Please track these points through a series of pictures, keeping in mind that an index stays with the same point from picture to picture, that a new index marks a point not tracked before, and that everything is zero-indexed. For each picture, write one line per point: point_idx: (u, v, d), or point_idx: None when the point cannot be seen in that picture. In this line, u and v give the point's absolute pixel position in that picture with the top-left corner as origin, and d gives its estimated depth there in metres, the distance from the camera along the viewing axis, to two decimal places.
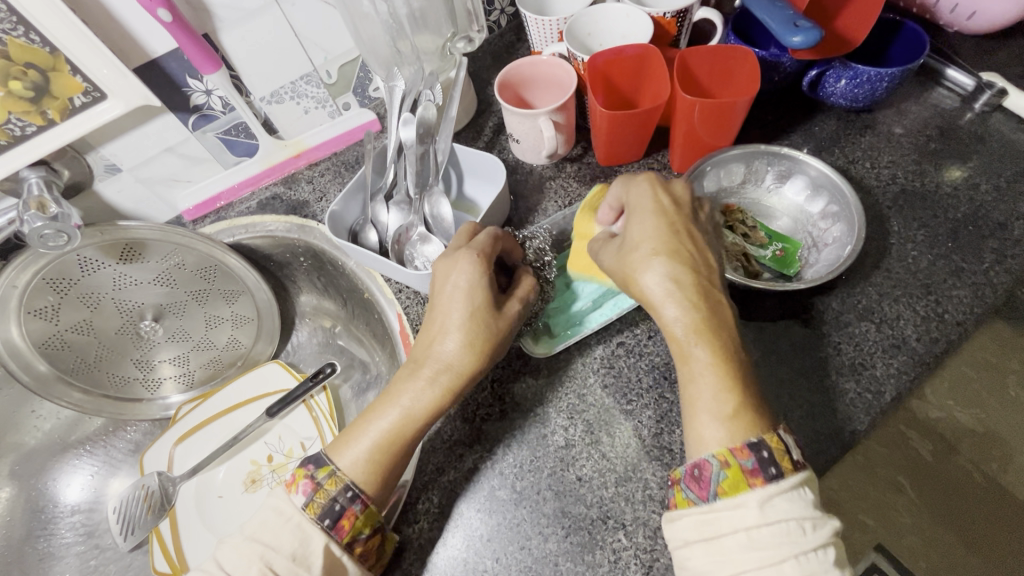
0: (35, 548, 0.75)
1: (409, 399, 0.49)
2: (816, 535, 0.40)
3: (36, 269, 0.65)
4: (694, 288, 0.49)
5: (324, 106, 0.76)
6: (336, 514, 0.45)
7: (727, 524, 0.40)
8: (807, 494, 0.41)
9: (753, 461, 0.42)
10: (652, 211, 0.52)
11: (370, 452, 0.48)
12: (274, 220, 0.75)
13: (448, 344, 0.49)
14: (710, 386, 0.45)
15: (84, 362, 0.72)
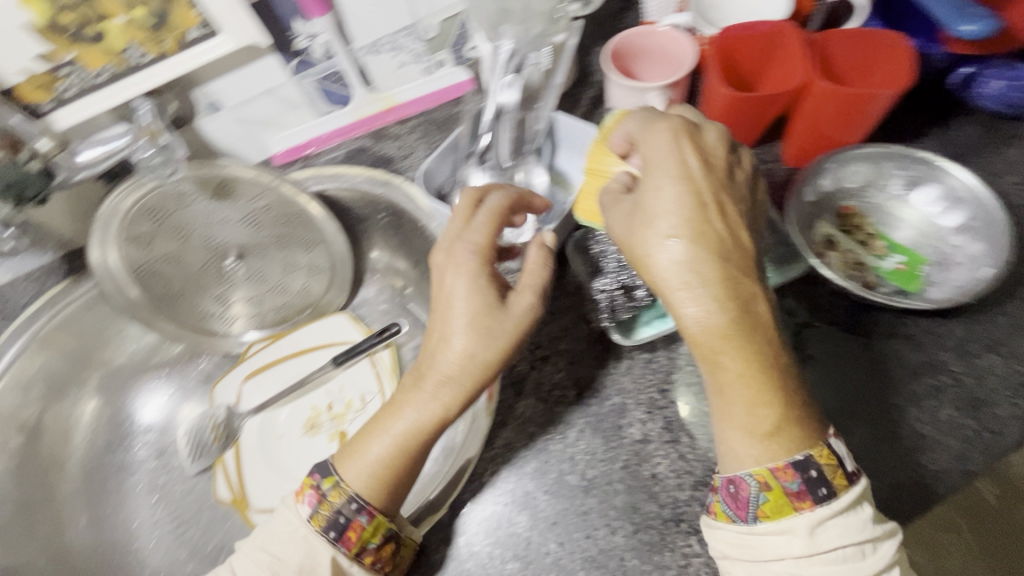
0: (112, 459, 0.77)
1: (412, 411, 0.46)
2: (873, 558, 0.39)
3: (138, 196, 0.68)
4: (722, 278, 0.42)
5: (419, 62, 0.74)
6: (338, 529, 0.44)
7: (772, 548, 0.39)
8: (862, 510, 0.39)
9: (798, 482, 0.39)
10: (669, 175, 0.44)
11: (379, 462, 0.46)
12: (359, 173, 0.74)
13: (447, 358, 0.46)
14: (740, 401, 0.41)
15: (170, 291, 0.75)
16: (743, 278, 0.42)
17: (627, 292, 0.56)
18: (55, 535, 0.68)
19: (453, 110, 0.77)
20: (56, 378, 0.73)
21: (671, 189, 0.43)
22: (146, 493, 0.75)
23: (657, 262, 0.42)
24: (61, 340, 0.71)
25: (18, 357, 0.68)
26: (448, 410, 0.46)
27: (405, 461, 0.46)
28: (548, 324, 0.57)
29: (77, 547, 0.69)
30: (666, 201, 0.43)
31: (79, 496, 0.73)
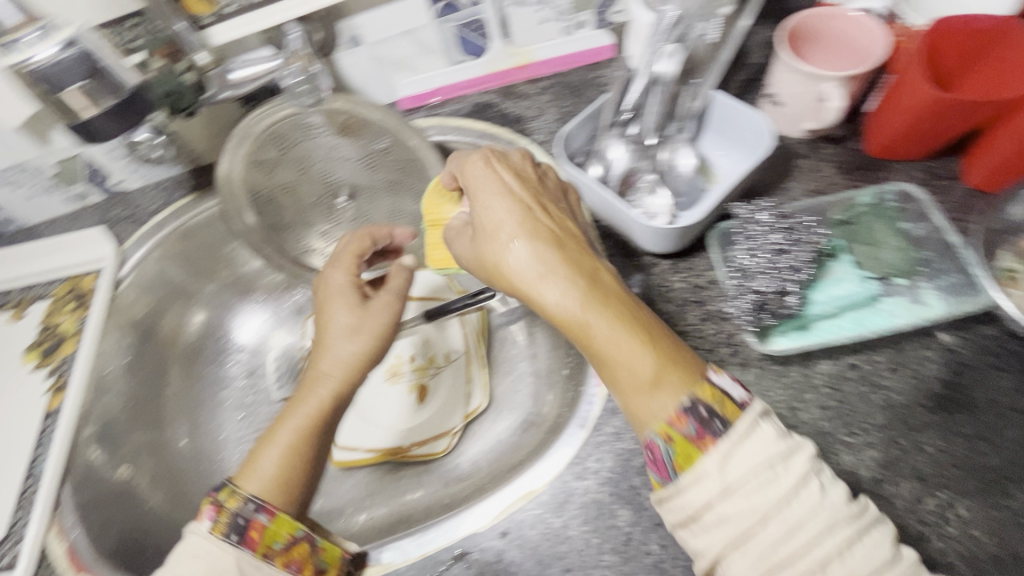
0: (210, 374, 0.76)
1: (301, 413, 0.48)
2: (791, 476, 0.36)
3: (269, 121, 0.68)
4: (540, 249, 0.43)
5: (560, 20, 0.70)
6: (240, 528, 0.44)
7: (698, 497, 0.36)
8: (764, 430, 0.37)
9: (695, 425, 0.37)
10: (484, 176, 0.48)
11: (279, 458, 0.47)
12: (482, 128, 0.72)
13: (325, 358, 0.49)
14: (626, 353, 0.40)
15: (281, 220, 0.76)
16: (582, 256, 0.44)
17: (783, 294, 0.49)
18: (160, 435, 0.68)
19: (588, 76, 0.72)
20: (172, 287, 0.74)
21: (500, 189, 0.47)
22: (235, 413, 0.75)
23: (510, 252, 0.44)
24: (182, 250, 0.73)
25: (144, 260, 0.71)
26: (340, 392, 0.50)
27: (302, 447, 0.48)
28: (671, 318, 0.53)
29: (181, 456, 0.69)
30: (494, 187, 0.47)
31: (181, 406, 0.72)
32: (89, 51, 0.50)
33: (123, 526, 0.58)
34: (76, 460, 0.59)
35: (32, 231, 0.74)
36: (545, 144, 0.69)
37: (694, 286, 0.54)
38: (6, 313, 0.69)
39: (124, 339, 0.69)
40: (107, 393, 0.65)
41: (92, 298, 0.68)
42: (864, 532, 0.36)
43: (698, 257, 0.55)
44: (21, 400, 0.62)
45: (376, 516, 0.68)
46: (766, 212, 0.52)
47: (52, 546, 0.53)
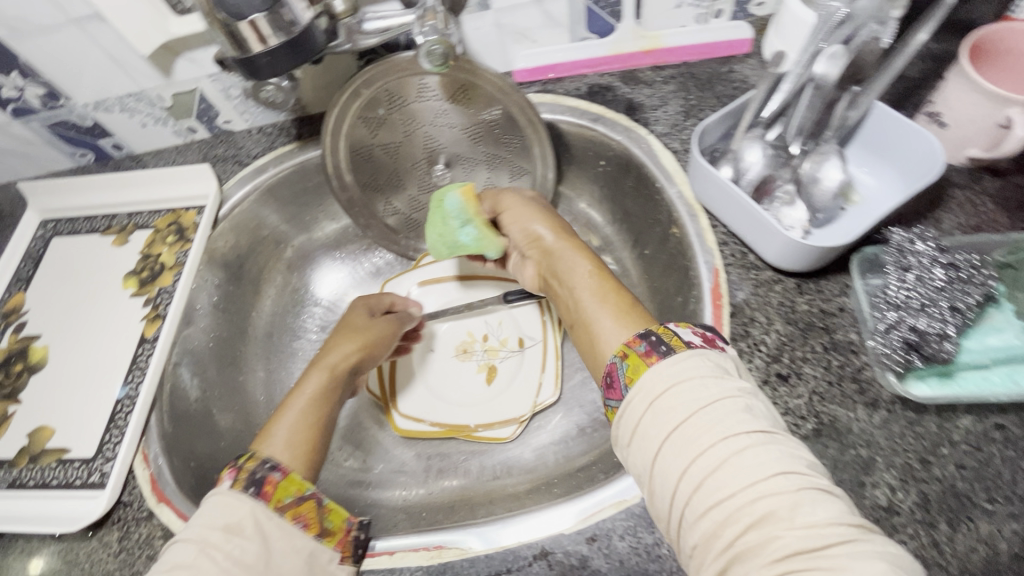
0: (288, 324, 0.77)
1: (309, 386, 0.54)
2: (720, 389, 0.38)
3: (382, 78, 0.65)
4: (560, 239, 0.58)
5: (697, 6, 0.65)
6: (257, 483, 0.43)
7: (641, 407, 0.39)
8: (707, 358, 0.40)
9: (645, 346, 0.42)
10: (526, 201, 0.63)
11: (293, 434, 0.48)
12: (598, 112, 0.67)
13: (335, 354, 0.58)
14: (611, 317, 0.48)
15: (376, 180, 0.74)
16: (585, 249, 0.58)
17: (940, 337, 0.43)
18: (238, 378, 0.69)
19: (720, 69, 0.67)
20: (260, 232, 0.74)
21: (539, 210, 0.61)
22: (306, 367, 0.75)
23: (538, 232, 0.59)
24: (277, 196, 0.73)
25: (241, 201, 0.71)
26: (335, 373, 0.56)
27: (315, 426, 0.50)
28: (792, 342, 0.49)
29: (261, 402, 0.70)
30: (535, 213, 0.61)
31: (261, 350, 0.73)
32: None
33: (199, 461, 0.59)
34: (163, 392, 0.60)
35: (138, 159, 0.75)
36: (663, 137, 0.64)
37: (821, 311, 0.50)
38: (110, 236, 0.71)
39: (212, 278, 0.69)
40: (195, 328, 0.66)
41: (191, 233, 0.68)
42: (795, 454, 0.35)
43: (828, 280, 0.51)
44: (119, 322, 0.64)
45: (432, 493, 0.66)
46: (924, 242, 0.46)
47: (136, 472, 0.55)
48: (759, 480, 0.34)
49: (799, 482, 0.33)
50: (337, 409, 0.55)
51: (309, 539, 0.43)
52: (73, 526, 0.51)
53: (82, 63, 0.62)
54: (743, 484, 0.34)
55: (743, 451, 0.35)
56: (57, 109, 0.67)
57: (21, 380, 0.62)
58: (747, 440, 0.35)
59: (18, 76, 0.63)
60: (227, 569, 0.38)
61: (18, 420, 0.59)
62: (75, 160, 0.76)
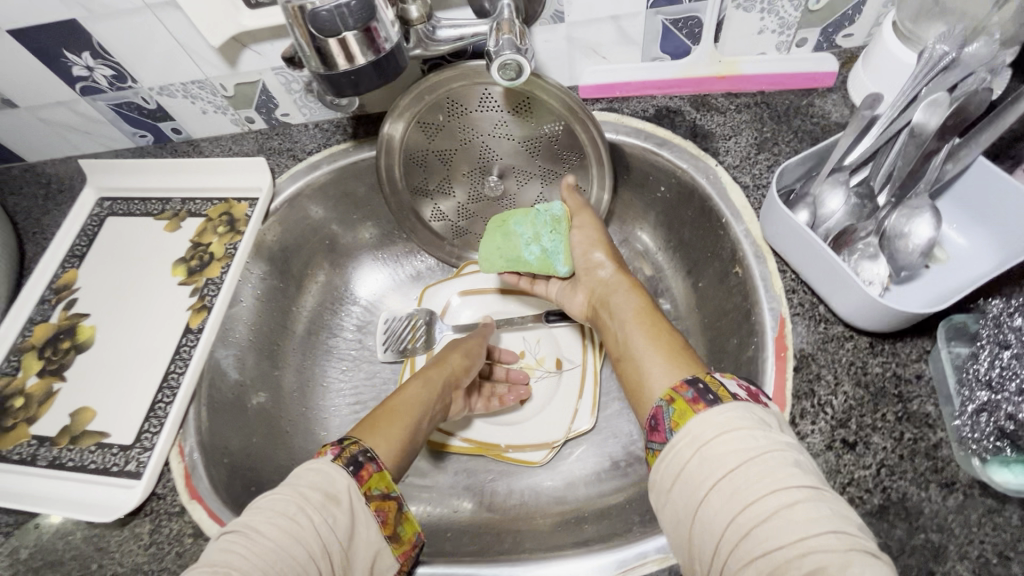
0: (325, 322, 0.76)
1: (415, 391, 0.57)
2: (768, 439, 0.37)
3: (446, 84, 0.62)
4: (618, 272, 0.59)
5: (780, 34, 0.62)
6: (357, 465, 0.45)
7: (685, 454, 0.38)
8: (753, 409, 0.39)
9: (692, 392, 0.41)
10: (591, 222, 0.62)
11: (393, 436, 0.50)
12: (665, 136, 0.65)
13: (439, 367, 0.61)
14: (659, 358, 0.46)
15: (426, 185, 0.71)
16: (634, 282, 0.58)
17: None
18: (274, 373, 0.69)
19: (800, 102, 0.63)
20: (307, 227, 0.74)
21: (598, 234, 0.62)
22: (342, 367, 0.74)
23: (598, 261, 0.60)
24: (328, 194, 0.72)
25: (292, 196, 0.70)
26: (432, 380, 0.59)
27: (405, 431, 0.52)
28: (862, 407, 0.46)
29: (295, 399, 0.70)
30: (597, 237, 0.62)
31: (298, 346, 0.73)
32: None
33: (232, 457, 0.59)
34: (202, 384, 0.60)
35: (194, 144, 0.75)
36: (734, 168, 0.61)
37: (896, 376, 0.47)
38: (163, 221, 0.71)
39: (257, 271, 0.69)
40: (237, 321, 0.66)
41: (242, 225, 0.68)
42: (845, 515, 0.34)
43: (905, 342, 0.48)
44: (166, 308, 0.64)
45: (458, 511, 0.65)
46: None
47: (171, 465, 0.55)
48: (809, 536, 0.32)
49: (851, 543, 0.32)
50: (428, 421, 0.56)
51: (380, 536, 0.43)
52: (107, 514, 0.52)
53: (152, 48, 0.62)
54: (792, 538, 0.32)
55: (792, 505, 0.33)
56: (123, 91, 0.68)
57: (68, 357, 0.62)
58: (795, 496, 0.34)
59: (90, 57, 0.63)
60: (322, 535, 0.40)
61: (61, 399, 0.60)
62: (134, 140, 0.76)
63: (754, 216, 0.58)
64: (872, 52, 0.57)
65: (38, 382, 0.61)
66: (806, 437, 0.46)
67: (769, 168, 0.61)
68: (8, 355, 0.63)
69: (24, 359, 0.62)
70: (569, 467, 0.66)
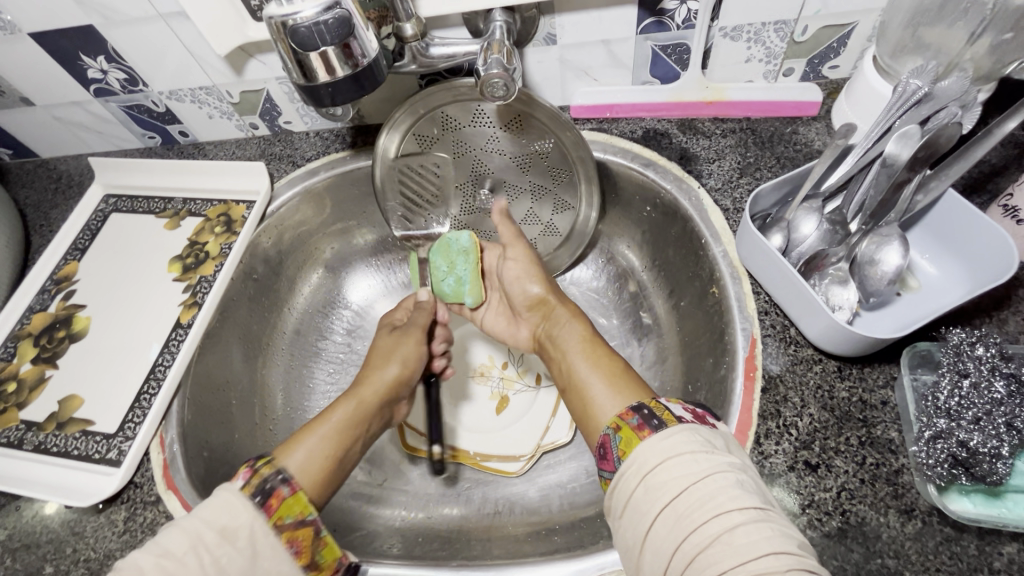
0: (314, 325, 0.77)
1: (340, 413, 0.52)
2: (709, 464, 0.36)
3: (441, 98, 0.63)
4: (552, 291, 0.62)
5: (767, 63, 0.64)
6: (266, 493, 0.42)
7: (631, 484, 0.37)
8: (698, 433, 0.38)
9: (638, 418, 0.40)
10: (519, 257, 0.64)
11: (313, 453, 0.48)
12: (651, 157, 0.66)
13: (372, 381, 0.56)
14: (604, 378, 0.48)
15: (418, 196, 0.71)
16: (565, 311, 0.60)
17: (992, 457, 0.40)
18: (259, 371, 0.70)
19: (785, 129, 0.64)
20: (303, 231, 0.76)
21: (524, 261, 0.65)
22: (326, 370, 0.75)
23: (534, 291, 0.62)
24: (323, 199, 0.74)
25: (289, 201, 0.72)
26: (366, 400, 0.55)
27: (331, 448, 0.49)
28: (826, 430, 0.47)
29: (278, 400, 0.71)
30: (527, 273, 0.63)
31: (287, 346, 0.74)
32: (349, 13, 0.43)
33: (212, 452, 0.60)
34: (188, 376, 0.61)
35: (200, 147, 0.78)
36: (716, 191, 0.62)
37: (861, 401, 0.47)
38: (163, 219, 0.74)
39: (250, 271, 0.71)
40: (228, 321, 0.67)
41: (238, 227, 0.71)
42: (788, 535, 0.33)
43: (873, 368, 0.49)
44: (160, 303, 0.67)
45: (433, 517, 0.65)
46: (986, 347, 0.43)
47: (150, 456, 0.57)
48: (750, 560, 0.31)
49: (791, 564, 0.31)
50: (355, 445, 0.52)
51: (293, 568, 0.41)
52: (85, 500, 0.53)
53: (163, 55, 0.65)
54: (733, 563, 0.32)
55: (733, 529, 0.33)
56: (134, 93, 0.71)
57: (62, 346, 0.64)
58: (737, 520, 0.33)
59: (104, 60, 0.66)
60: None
61: (51, 386, 0.62)
62: (143, 141, 0.79)
63: (732, 238, 0.59)
64: (854, 85, 0.59)
65: (31, 368, 0.63)
66: (769, 458, 0.46)
67: (749, 192, 0.62)
68: (6, 341, 0.65)
69: (21, 346, 0.65)
70: (544, 480, 0.67)
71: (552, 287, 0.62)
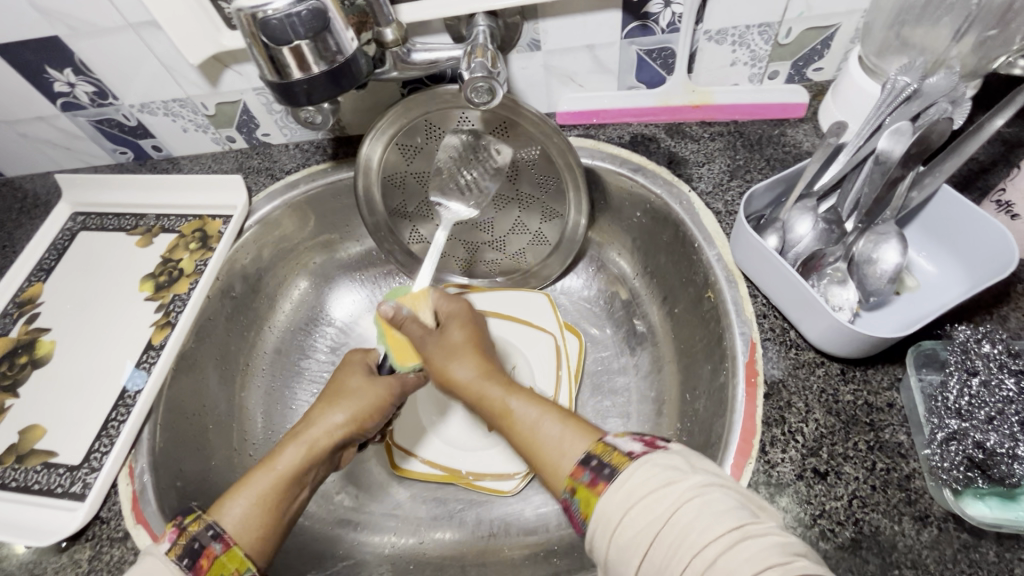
0: (296, 343, 0.74)
1: (280, 466, 0.46)
2: (671, 501, 0.33)
3: (424, 106, 0.61)
4: (483, 374, 0.47)
5: (753, 66, 0.63)
6: (194, 554, 0.39)
7: (603, 544, 0.34)
8: (653, 468, 0.35)
9: (589, 474, 0.36)
10: (456, 338, 0.52)
11: (251, 509, 0.43)
12: (641, 163, 0.65)
13: (319, 426, 0.49)
14: (550, 436, 0.40)
15: (405, 207, 0.69)
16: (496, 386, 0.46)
17: (1010, 458, 0.39)
18: (237, 394, 0.67)
19: (773, 131, 0.64)
20: (283, 245, 0.73)
21: (447, 343, 0.52)
22: (309, 390, 0.71)
23: (457, 375, 0.49)
24: (305, 212, 0.72)
25: (268, 215, 0.70)
26: (315, 449, 0.48)
27: (276, 497, 0.44)
28: (833, 435, 0.45)
29: (256, 424, 0.67)
30: (447, 352, 0.50)
31: (267, 366, 0.71)
32: (324, 6, 0.41)
33: (185, 481, 0.56)
34: (161, 402, 0.58)
35: (174, 162, 0.76)
36: (707, 195, 0.61)
37: (868, 405, 0.46)
38: (135, 237, 0.71)
39: (228, 288, 0.68)
40: (204, 342, 0.64)
41: (214, 242, 0.68)
42: (770, 547, 0.31)
43: (876, 370, 0.47)
44: (130, 324, 0.63)
45: (425, 543, 0.62)
46: (993, 343, 0.42)
47: (118, 488, 0.53)
48: None
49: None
50: (306, 488, 0.47)
51: None
52: (45, 539, 0.49)
53: (133, 66, 0.63)
54: None
55: (712, 563, 0.31)
56: (104, 107, 0.68)
57: (24, 373, 0.60)
58: (715, 554, 0.31)
59: (71, 73, 0.64)
60: None
61: (11, 416, 0.58)
62: (114, 156, 0.76)
63: (726, 241, 0.58)
64: (840, 85, 0.59)
65: None
66: (776, 466, 0.44)
67: (741, 194, 0.61)
68: None
69: None
70: (541, 498, 0.64)
71: (482, 357, 0.49)
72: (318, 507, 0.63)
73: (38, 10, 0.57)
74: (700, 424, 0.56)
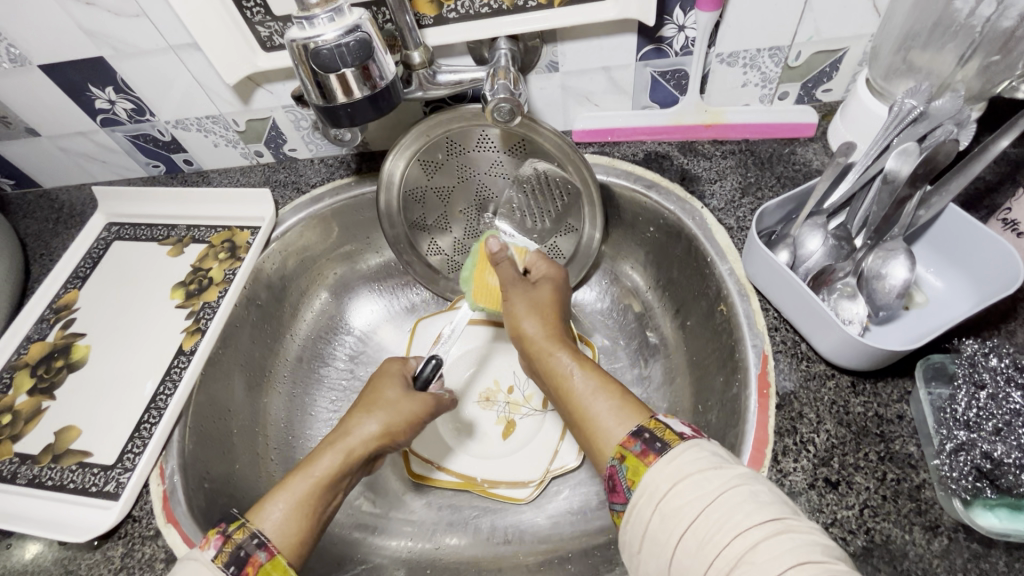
0: (318, 350, 0.76)
1: (315, 471, 0.47)
2: (726, 474, 0.35)
3: (445, 124, 0.64)
4: (549, 336, 0.54)
5: (764, 87, 0.66)
6: (240, 562, 0.41)
7: (647, 512, 0.36)
8: (709, 449, 0.37)
9: (640, 445, 0.39)
10: (545, 299, 0.57)
11: (290, 513, 0.45)
12: (654, 179, 0.67)
13: (355, 433, 0.51)
14: (606, 411, 0.43)
15: (424, 220, 0.71)
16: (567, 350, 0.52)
17: (1017, 469, 0.40)
18: (261, 402, 0.69)
19: (782, 150, 0.66)
20: (307, 256, 0.76)
21: (535, 298, 0.57)
22: (329, 396, 0.73)
23: (529, 331, 0.55)
24: (329, 224, 0.75)
25: (294, 227, 0.72)
26: (351, 455, 0.50)
27: (311, 501, 0.46)
28: (844, 446, 0.46)
29: (277, 429, 0.69)
30: (528, 308, 0.56)
31: (289, 374, 0.73)
32: (369, 37, 0.44)
33: (212, 483, 0.58)
34: (190, 406, 0.60)
35: (204, 175, 0.79)
36: (719, 211, 0.63)
37: (878, 416, 0.47)
38: (167, 246, 0.74)
39: (254, 297, 0.70)
40: (230, 348, 0.66)
41: (243, 252, 0.70)
42: (810, 542, 0.32)
43: (886, 383, 0.49)
44: (160, 330, 0.66)
45: (439, 548, 0.63)
46: (1000, 358, 0.44)
47: (150, 487, 0.55)
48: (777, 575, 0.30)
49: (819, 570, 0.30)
50: (337, 494, 0.49)
51: None
52: (79, 535, 0.51)
53: (170, 84, 0.66)
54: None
55: (753, 547, 0.32)
56: (141, 123, 0.72)
57: (60, 376, 0.63)
58: (759, 535, 0.32)
59: (113, 91, 0.67)
60: None
61: (47, 417, 0.60)
62: (147, 170, 0.80)
63: (737, 256, 0.60)
64: (848, 106, 0.61)
65: (28, 400, 0.61)
66: (788, 475, 0.46)
67: (752, 211, 0.63)
68: (3, 372, 0.64)
69: (17, 377, 0.63)
70: (554, 506, 0.65)
71: (554, 322, 0.55)
72: (336, 511, 0.64)
73: (86, 32, 0.60)
74: (712, 435, 0.57)
